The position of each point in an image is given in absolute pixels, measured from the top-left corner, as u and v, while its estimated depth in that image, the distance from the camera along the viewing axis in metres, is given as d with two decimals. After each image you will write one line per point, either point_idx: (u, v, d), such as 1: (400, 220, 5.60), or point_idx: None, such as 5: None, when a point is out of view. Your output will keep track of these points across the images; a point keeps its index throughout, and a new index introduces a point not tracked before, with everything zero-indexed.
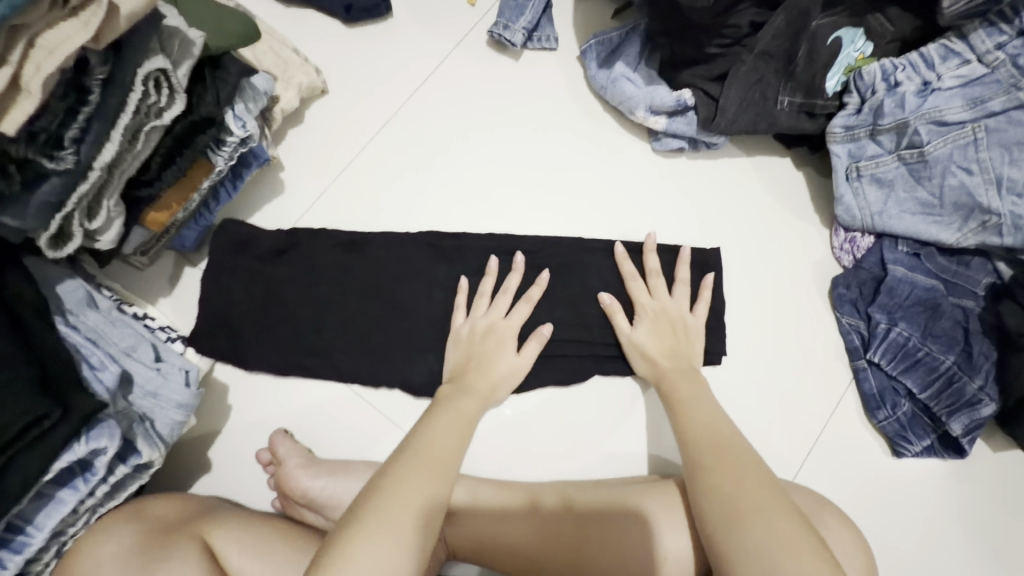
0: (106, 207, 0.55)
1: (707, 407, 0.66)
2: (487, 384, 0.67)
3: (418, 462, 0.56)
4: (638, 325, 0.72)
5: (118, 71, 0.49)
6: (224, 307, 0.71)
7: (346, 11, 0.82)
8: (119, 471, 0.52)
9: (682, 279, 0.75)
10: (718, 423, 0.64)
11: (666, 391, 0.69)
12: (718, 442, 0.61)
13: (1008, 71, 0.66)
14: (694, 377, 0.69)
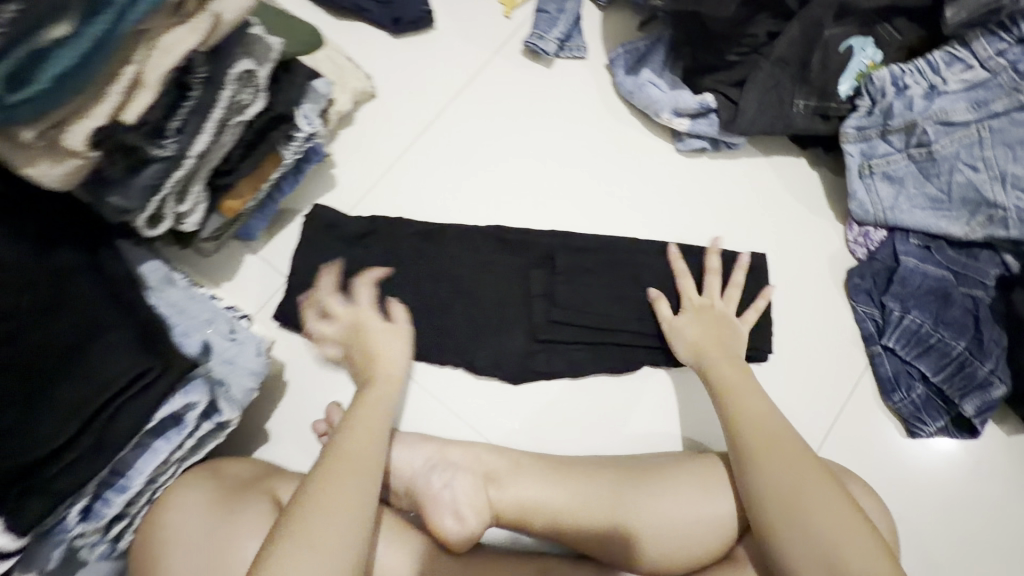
0: (194, 192, 0.62)
1: (754, 399, 0.67)
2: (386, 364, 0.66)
3: (353, 478, 0.55)
4: (686, 316, 0.76)
5: (216, 71, 0.56)
6: (308, 284, 0.77)
7: (394, 24, 0.89)
8: (204, 426, 0.58)
9: (734, 283, 0.79)
10: (761, 412, 0.66)
11: (712, 379, 0.70)
12: (763, 434, 0.63)
13: (1009, 76, 0.72)
14: (739, 369, 0.71)
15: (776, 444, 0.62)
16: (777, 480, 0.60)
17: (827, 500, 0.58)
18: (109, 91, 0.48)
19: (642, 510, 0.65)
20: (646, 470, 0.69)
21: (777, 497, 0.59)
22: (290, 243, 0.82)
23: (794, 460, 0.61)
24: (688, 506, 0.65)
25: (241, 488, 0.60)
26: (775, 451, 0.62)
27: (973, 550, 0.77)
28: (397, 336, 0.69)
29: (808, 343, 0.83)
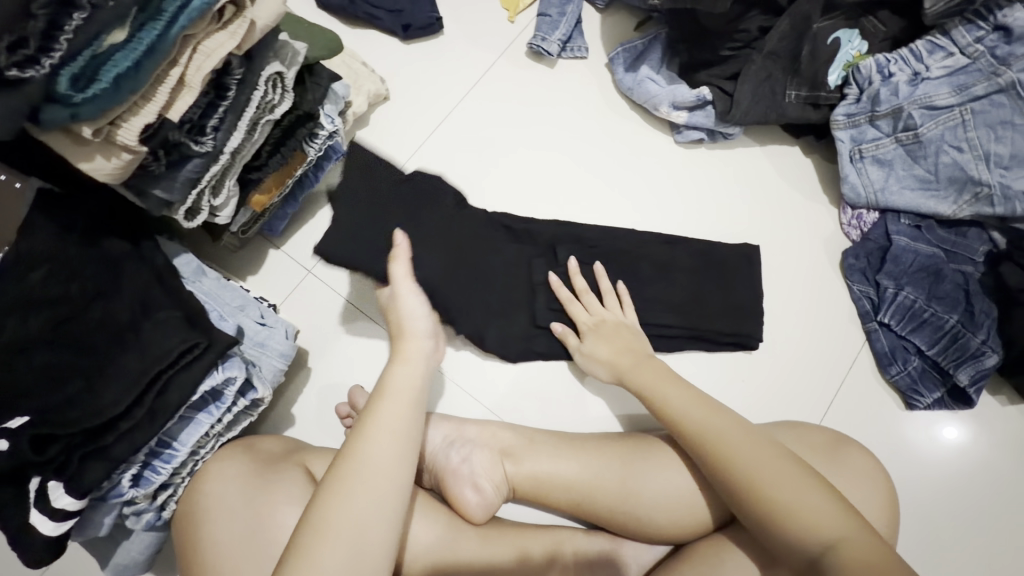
0: (228, 186, 0.67)
1: (680, 396, 0.66)
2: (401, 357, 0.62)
3: (355, 481, 0.51)
4: (588, 335, 0.77)
5: (250, 72, 0.61)
6: (357, 224, 0.71)
7: (404, 30, 0.94)
8: (240, 403, 0.62)
9: (606, 290, 0.80)
10: (696, 412, 0.64)
11: (632, 387, 0.71)
12: (720, 427, 0.62)
13: (987, 61, 0.76)
14: (653, 364, 0.72)
15: (727, 435, 0.60)
16: (738, 473, 0.58)
17: (801, 486, 0.56)
18: (158, 91, 0.53)
19: (649, 482, 0.67)
20: (649, 442, 0.71)
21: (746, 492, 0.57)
22: (311, 237, 0.87)
23: (760, 453, 0.59)
24: (680, 480, 0.67)
25: (274, 461, 0.63)
26: (738, 439, 0.60)
27: (970, 519, 0.80)
28: (421, 334, 0.64)
29: (806, 322, 0.87)
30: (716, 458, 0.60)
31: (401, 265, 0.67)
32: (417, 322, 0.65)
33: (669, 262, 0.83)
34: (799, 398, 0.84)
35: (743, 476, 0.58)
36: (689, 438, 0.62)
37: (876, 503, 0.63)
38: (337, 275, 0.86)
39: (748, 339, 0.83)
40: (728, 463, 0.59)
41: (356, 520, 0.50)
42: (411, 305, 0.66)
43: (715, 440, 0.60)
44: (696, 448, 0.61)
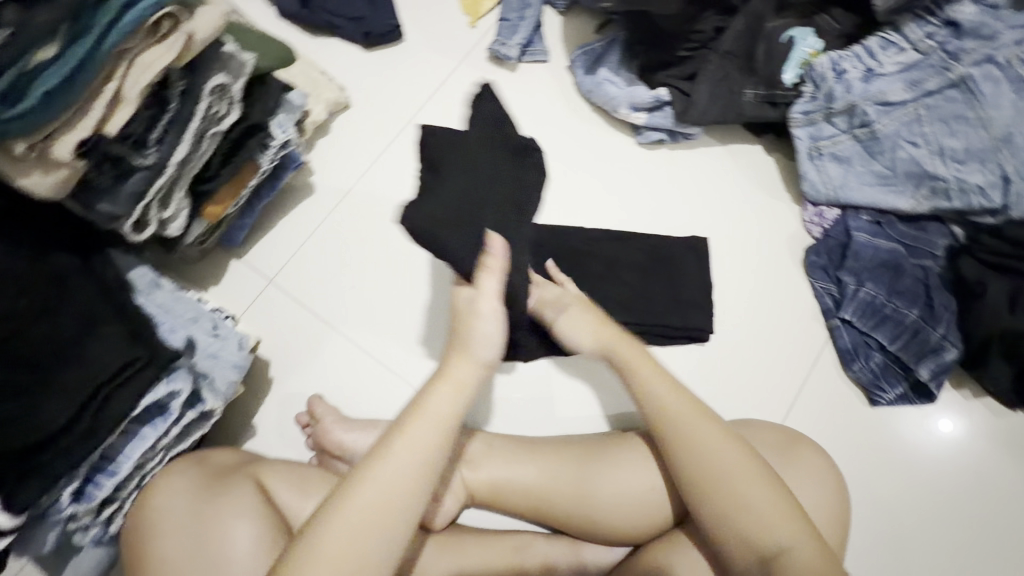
0: (177, 199, 0.67)
1: (663, 394, 0.63)
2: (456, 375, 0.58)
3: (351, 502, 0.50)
4: (570, 313, 0.71)
5: (193, 85, 0.62)
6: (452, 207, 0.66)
7: (365, 38, 0.95)
8: (189, 414, 0.62)
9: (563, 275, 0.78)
10: (678, 409, 0.61)
11: (620, 368, 0.67)
12: (695, 425, 0.60)
13: (939, 57, 0.77)
14: (634, 346, 0.68)
15: (700, 436, 0.59)
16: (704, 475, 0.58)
17: (765, 492, 0.56)
18: (93, 107, 0.53)
19: (603, 484, 0.67)
20: (604, 444, 0.71)
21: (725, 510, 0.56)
22: (272, 247, 0.87)
23: (738, 465, 0.58)
24: (631, 481, 0.67)
25: (225, 472, 0.63)
26: (713, 440, 0.59)
27: (934, 515, 0.80)
28: (478, 358, 0.59)
29: (769, 320, 0.87)
30: (687, 457, 0.59)
31: (495, 282, 0.62)
32: (484, 351, 0.60)
33: (620, 260, 0.86)
34: (762, 398, 0.84)
35: (709, 478, 0.57)
36: (672, 444, 0.60)
37: (829, 503, 0.63)
38: (299, 283, 0.86)
39: (700, 332, 0.84)
40: (707, 468, 0.58)
41: (348, 545, 0.48)
42: (484, 328, 0.60)
43: (689, 438, 0.60)
44: (671, 444, 0.60)
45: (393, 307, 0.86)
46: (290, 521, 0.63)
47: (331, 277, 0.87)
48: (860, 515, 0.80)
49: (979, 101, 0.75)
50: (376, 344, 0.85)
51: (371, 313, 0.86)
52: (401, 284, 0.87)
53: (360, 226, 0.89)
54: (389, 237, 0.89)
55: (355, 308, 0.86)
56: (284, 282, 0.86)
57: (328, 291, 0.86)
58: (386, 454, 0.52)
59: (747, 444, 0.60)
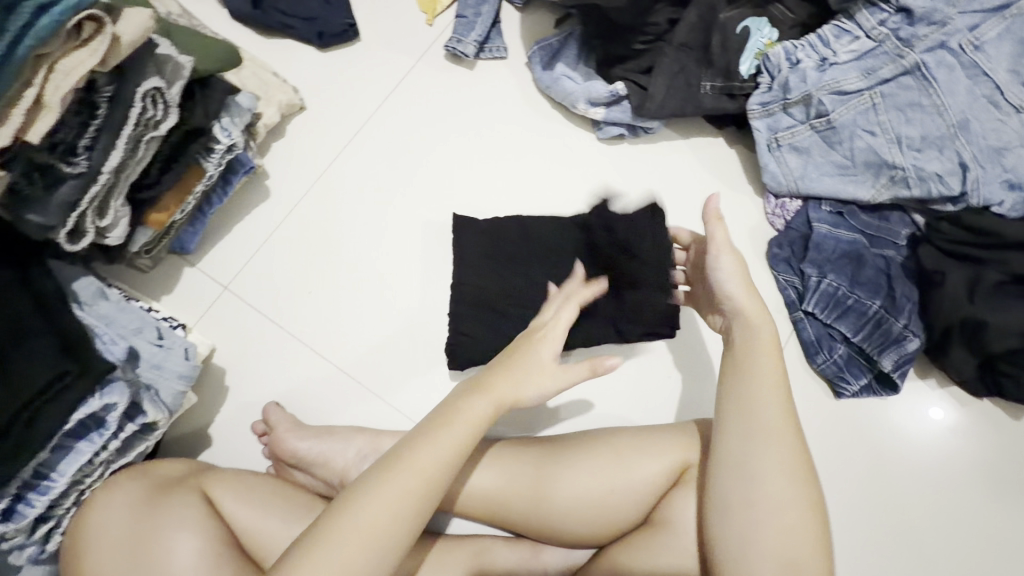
0: (114, 207, 0.65)
1: (764, 398, 0.59)
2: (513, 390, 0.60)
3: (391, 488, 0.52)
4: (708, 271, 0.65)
5: (122, 89, 0.60)
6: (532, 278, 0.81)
7: (318, 38, 0.93)
8: (128, 428, 0.61)
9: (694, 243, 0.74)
10: (776, 415, 0.58)
11: (740, 341, 0.62)
12: (773, 433, 0.57)
13: (892, 44, 0.77)
14: (767, 335, 0.62)
15: (770, 444, 0.57)
16: (746, 480, 0.56)
17: (800, 519, 0.55)
18: (11, 114, 0.52)
19: (603, 471, 0.66)
20: (569, 445, 0.69)
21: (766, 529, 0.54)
22: (226, 253, 0.85)
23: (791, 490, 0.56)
24: (605, 477, 0.65)
25: (169, 487, 0.62)
26: (778, 453, 0.57)
27: (899, 506, 0.80)
28: (536, 381, 0.61)
29: None
30: (740, 457, 0.57)
31: (582, 371, 0.60)
32: (531, 392, 0.60)
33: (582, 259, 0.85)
34: None
35: (751, 485, 0.56)
36: (740, 448, 0.58)
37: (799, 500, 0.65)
38: (255, 290, 0.84)
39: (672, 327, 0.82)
40: (767, 480, 0.56)
41: (365, 537, 0.50)
42: (535, 366, 0.61)
43: (757, 442, 0.57)
44: (733, 437, 0.58)
45: (352, 312, 0.85)
46: (236, 534, 0.62)
47: (288, 283, 0.85)
48: (827, 509, 0.80)
49: (933, 88, 0.75)
50: (335, 350, 0.83)
51: (330, 319, 0.84)
52: (360, 289, 0.86)
53: (316, 230, 0.87)
54: (347, 241, 0.87)
55: (313, 314, 0.84)
56: (239, 289, 0.84)
57: (285, 298, 0.85)
58: (425, 452, 0.54)
59: (812, 466, 0.58)
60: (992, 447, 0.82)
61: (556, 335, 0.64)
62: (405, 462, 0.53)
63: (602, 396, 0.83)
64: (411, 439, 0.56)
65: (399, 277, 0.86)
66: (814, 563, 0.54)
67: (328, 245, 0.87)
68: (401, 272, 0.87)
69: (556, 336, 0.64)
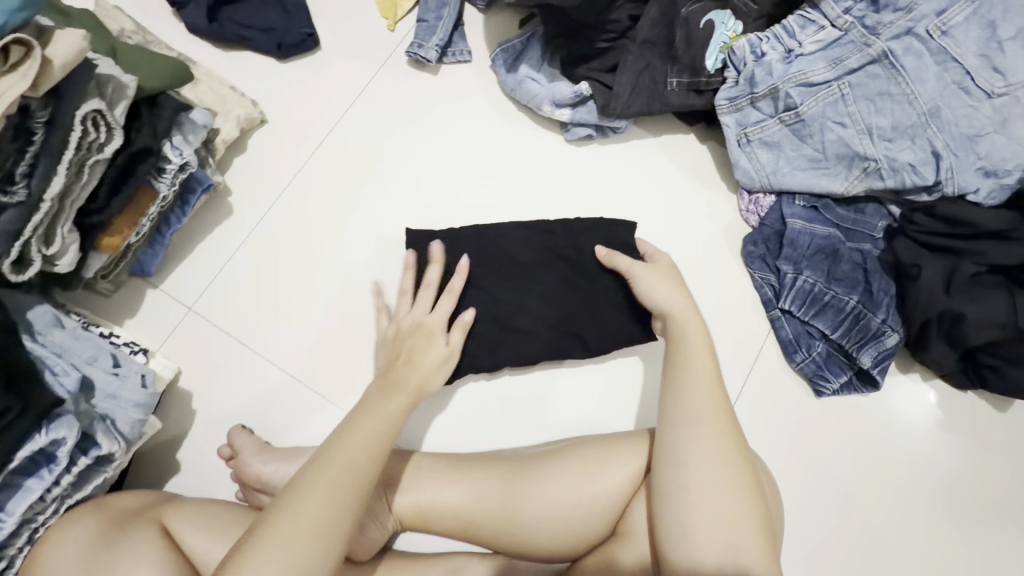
0: (61, 234, 0.63)
1: (691, 385, 0.63)
2: (418, 379, 0.70)
3: (324, 480, 0.55)
4: (641, 272, 0.73)
5: (59, 113, 0.57)
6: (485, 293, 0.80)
7: (277, 49, 0.91)
8: (81, 462, 0.60)
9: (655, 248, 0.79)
10: (709, 405, 0.61)
11: (671, 334, 0.68)
12: (706, 422, 0.60)
13: (858, 32, 0.75)
14: (694, 331, 0.68)
15: (700, 430, 0.60)
16: (682, 467, 0.58)
17: (738, 504, 0.57)
18: None
19: (556, 480, 0.66)
20: (535, 460, 0.69)
21: (703, 508, 0.56)
22: (189, 274, 0.84)
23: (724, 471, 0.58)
24: (570, 488, 0.65)
25: (125, 520, 0.62)
26: (712, 441, 0.59)
27: (885, 506, 0.78)
28: (436, 367, 0.72)
29: (709, 316, 0.84)
30: (673, 446, 0.60)
31: (460, 335, 0.74)
32: (435, 372, 0.72)
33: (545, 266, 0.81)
34: None
35: (686, 469, 0.58)
36: (670, 433, 0.61)
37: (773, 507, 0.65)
38: (220, 309, 0.83)
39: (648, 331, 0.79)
40: (699, 462, 0.58)
41: (300, 531, 0.52)
42: (436, 350, 0.72)
43: (688, 431, 0.60)
44: (667, 427, 0.61)
45: (319, 329, 0.83)
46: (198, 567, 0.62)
47: (254, 302, 0.83)
48: (811, 511, 0.78)
49: (902, 76, 0.73)
50: (303, 368, 0.81)
51: (298, 336, 0.82)
52: (328, 304, 0.84)
53: (282, 247, 0.85)
54: (313, 255, 0.85)
55: (280, 332, 0.82)
56: (204, 309, 0.82)
57: (250, 317, 0.83)
58: (350, 443, 0.59)
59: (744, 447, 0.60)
60: (978, 442, 0.80)
61: (437, 321, 0.74)
62: (334, 456, 0.58)
63: (578, 404, 0.82)
64: (343, 433, 0.61)
65: (366, 291, 0.84)
66: (750, 538, 0.55)
67: (293, 261, 0.85)
68: (369, 286, 0.85)
69: (439, 322, 0.74)
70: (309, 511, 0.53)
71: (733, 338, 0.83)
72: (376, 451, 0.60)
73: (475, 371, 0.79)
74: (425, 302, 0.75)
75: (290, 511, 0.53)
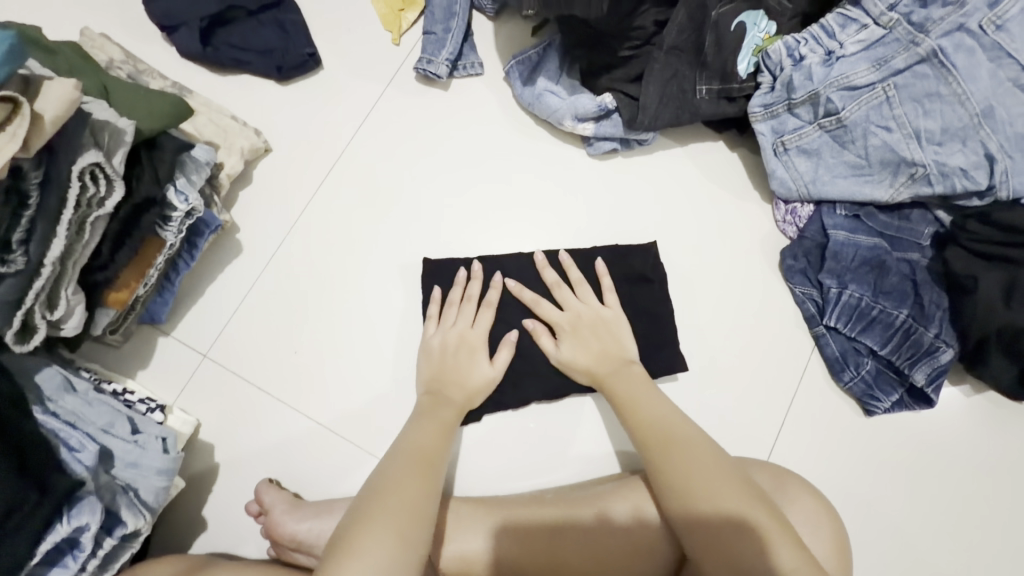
0: (65, 296, 0.59)
1: (659, 409, 0.67)
2: (464, 396, 0.72)
3: (378, 506, 0.59)
4: (566, 350, 0.74)
5: (53, 170, 0.52)
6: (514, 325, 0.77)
7: (278, 71, 0.85)
8: (107, 542, 0.57)
9: (578, 279, 0.77)
10: (672, 422, 0.66)
11: (610, 397, 0.71)
12: (689, 442, 0.64)
13: (904, 29, 0.70)
14: (630, 371, 0.72)
15: (689, 447, 0.63)
16: (682, 489, 0.61)
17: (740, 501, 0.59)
18: None
19: (590, 523, 0.67)
20: (578, 505, 0.69)
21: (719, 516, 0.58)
22: (201, 319, 0.79)
23: (725, 479, 0.61)
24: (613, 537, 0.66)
25: None
26: (698, 456, 0.62)
27: (946, 533, 0.74)
28: (479, 381, 0.73)
29: (749, 337, 0.80)
30: (668, 469, 0.62)
31: (507, 355, 0.74)
32: (478, 393, 0.73)
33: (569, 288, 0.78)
34: (749, 424, 0.77)
35: (692, 484, 0.61)
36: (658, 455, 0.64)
37: (811, 505, 0.65)
38: (236, 355, 0.78)
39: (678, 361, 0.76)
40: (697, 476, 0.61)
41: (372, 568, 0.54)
42: (479, 371, 0.73)
43: (683, 452, 0.63)
44: (652, 459, 0.64)
45: (341, 369, 0.79)
46: None
47: (270, 346, 0.79)
48: (866, 538, 0.74)
49: (953, 75, 0.68)
50: (327, 413, 0.77)
51: (318, 380, 0.78)
52: (348, 345, 0.80)
53: (295, 285, 0.81)
54: (330, 290, 0.81)
55: (299, 376, 0.78)
56: (219, 356, 0.78)
57: (267, 362, 0.78)
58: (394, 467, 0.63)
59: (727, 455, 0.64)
60: None
61: (480, 338, 0.75)
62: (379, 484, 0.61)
63: (616, 438, 0.78)
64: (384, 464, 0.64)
65: (387, 326, 0.80)
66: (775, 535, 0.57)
67: (308, 300, 0.81)
68: (388, 322, 0.80)
69: (483, 337, 0.75)
70: (379, 542, 0.56)
71: (777, 358, 0.79)
72: (418, 471, 0.63)
73: (501, 406, 0.76)
74: (464, 315, 0.76)
75: (354, 556, 0.54)
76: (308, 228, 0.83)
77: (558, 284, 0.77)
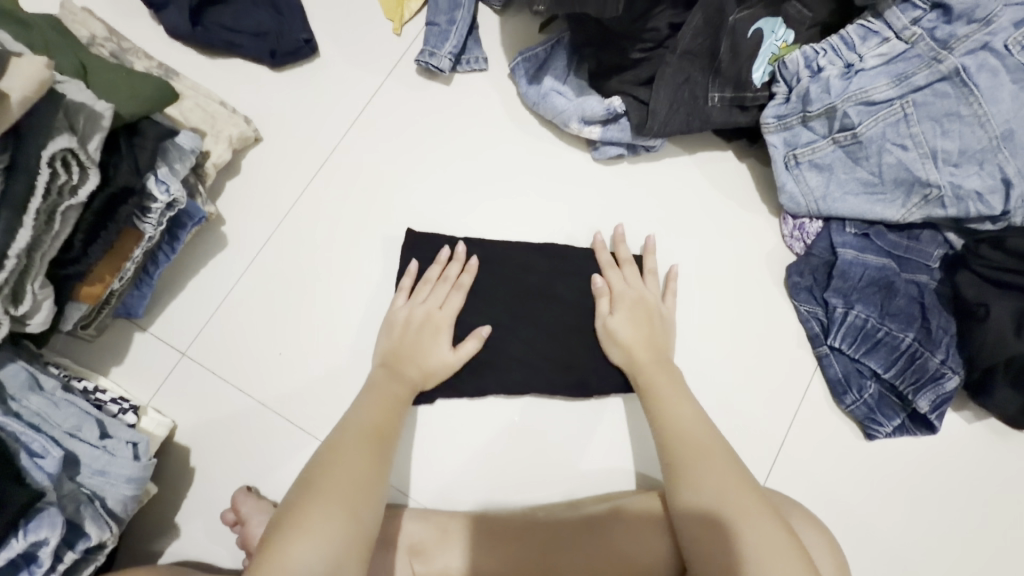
0: (31, 291, 0.55)
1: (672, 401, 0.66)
2: (419, 372, 0.70)
3: (333, 479, 0.55)
4: (616, 324, 0.73)
5: (20, 157, 0.48)
6: (509, 333, 0.75)
7: (271, 57, 0.81)
8: (68, 556, 0.54)
9: (650, 269, 0.77)
10: (683, 413, 0.65)
11: (643, 382, 0.69)
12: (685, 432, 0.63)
13: (926, 45, 0.68)
14: (671, 368, 0.70)
15: (685, 440, 0.62)
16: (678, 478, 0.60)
17: (717, 490, 0.58)
18: None
19: (582, 545, 0.65)
20: (570, 527, 0.67)
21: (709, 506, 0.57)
22: (181, 314, 0.75)
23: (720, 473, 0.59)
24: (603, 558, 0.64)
25: None
26: (695, 451, 0.61)
27: (943, 563, 0.73)
28: (434, 363, 0.71)
29: (750, 355, 0.78)
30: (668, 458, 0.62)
31: (474, 346, 0.72)
32: (434, 378, 0.71)
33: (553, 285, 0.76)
34: (748, 446, 0.75)
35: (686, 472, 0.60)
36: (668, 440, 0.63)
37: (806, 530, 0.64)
38: (216, 353, 0.75)
39: None
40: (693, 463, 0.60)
41: (321, 544, 0.50)
42: (438, 354, 0.71)
43: (685, 446, 0.62)
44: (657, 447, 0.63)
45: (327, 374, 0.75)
46: None
47: (253, 345, 0.75)
48: (861, 564, 0.73)
49: (975, 95, 0.66)
50: (310, 420, 0.74)
51: (301, 384, 0.74)
52: (335, 348, 0.76)
53: (281, 282, 0.77)
54: (317, 289, 0.77)
55: (280, 381, 0.74)
56: (199, 354, 0.74)
57: (249, 361, 0.75)
58: (352, 440, 0.60)
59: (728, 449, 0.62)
60: None
61: (447, 320, 0.72)
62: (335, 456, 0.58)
63: (620, 453, 0.75)
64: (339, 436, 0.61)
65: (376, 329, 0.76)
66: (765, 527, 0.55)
67: (294, 298, 0.77)
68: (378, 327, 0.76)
69: (451, 321, 0.72)
70: (332, 516, 0.52)
71: (778, 376, 0.77)
72: (376, 449, 0.60)
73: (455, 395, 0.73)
74: (436, 293, 0.73)
75: (300, 527, 0.50)
76: (298, 223, 0.79)
77: (627, 265, 0.76)
